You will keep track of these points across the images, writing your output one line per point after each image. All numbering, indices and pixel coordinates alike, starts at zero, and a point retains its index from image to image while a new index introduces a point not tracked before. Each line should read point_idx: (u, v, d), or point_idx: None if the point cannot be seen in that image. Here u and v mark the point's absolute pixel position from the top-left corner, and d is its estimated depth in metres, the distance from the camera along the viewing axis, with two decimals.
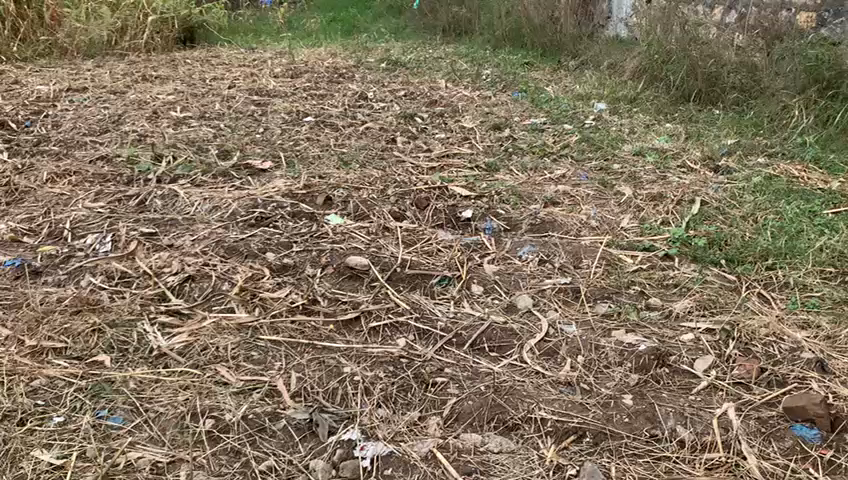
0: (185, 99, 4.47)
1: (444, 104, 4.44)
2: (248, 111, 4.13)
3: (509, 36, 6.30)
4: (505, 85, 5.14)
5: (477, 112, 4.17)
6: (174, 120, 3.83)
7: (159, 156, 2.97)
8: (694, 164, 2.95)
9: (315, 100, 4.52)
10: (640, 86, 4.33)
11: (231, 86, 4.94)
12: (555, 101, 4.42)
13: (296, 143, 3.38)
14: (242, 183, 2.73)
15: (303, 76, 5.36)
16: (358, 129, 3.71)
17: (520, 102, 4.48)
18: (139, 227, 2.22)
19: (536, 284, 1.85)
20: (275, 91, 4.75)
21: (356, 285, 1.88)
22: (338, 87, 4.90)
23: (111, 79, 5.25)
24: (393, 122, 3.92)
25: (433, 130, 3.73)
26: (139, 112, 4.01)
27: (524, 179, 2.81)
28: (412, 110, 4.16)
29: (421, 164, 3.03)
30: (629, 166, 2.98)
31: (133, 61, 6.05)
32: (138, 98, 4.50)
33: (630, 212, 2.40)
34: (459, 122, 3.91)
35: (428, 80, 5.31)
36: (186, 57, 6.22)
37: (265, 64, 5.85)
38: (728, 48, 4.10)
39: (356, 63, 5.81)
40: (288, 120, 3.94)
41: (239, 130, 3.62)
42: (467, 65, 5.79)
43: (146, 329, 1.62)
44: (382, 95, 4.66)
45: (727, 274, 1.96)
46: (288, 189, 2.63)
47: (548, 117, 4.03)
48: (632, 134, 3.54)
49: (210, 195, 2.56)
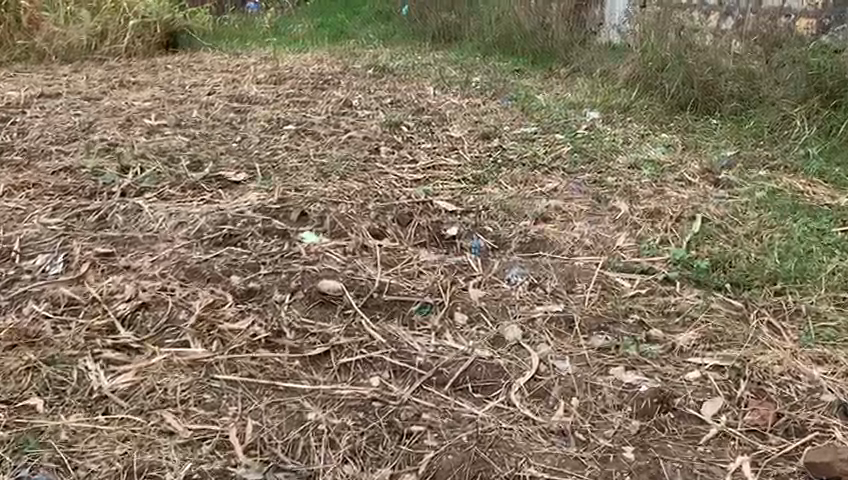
0: (162, 106, 4.29)
1: (432, 112, 4.28)
2: (227, 119, 3.97)
3: (500, 41, 6.16)
4: (496, 92, 4.99)
5: (466, 120, 4.02)
6: (148, 129, 3.66)
7: (126, 167, 2.80)
8: (693, 177, 2.80)
9: (297, 107, 4.36)
10: (634, 94, 4.19)
11: (211, 92, 4.78)
12: (546, 109, 4.27)
13: (274, 153, 3.21)
14: (213, 196, 2.56)
15: (287, 82, 5.20)
16: (340, 138, 3.55)
17: (510, 110, 4.33)
18: (95, 246, 2.05)
19: (526, 311, 1.69)
20: (257, 98, 4.59)
21: (327, 313, 1.71)
22: (323, 94, 4.75)
23: (88, 85, 5.07)
24: (378, 130, 3.76)
25: (419, 139, 3.57)
26: (112, 120, 3.84)
27: (514, 193, 2.65)
28: (398, 118, 4.00)
29: (405, 176, 2.87)
30: (624, 178, 2.82)
31: (112, 66, 5.88)
32: (113, 104, 4.33)
33: (626, 230, 2.24)
34: (447, 131, 3.76)
35: (416, 86, 5.16)
36: (167, 63, 6.05)
37: (249, 70, 5.68)
38: (725, 54, 3.96)
39: (343, 70, 5.65)
40: (268, 129, 3.77)
41: (214, 139, 3.46)
42: (457, 71, 5.64)
43: (87, 366, 1.47)
44: (367, 102, 4.50)
45: (734, 300, 1.80)
46: (261, 203, 2.46)
47: (539, 126, 3.87)
48: (627, 144, 3.39)
49: (176, 210, 2.39)
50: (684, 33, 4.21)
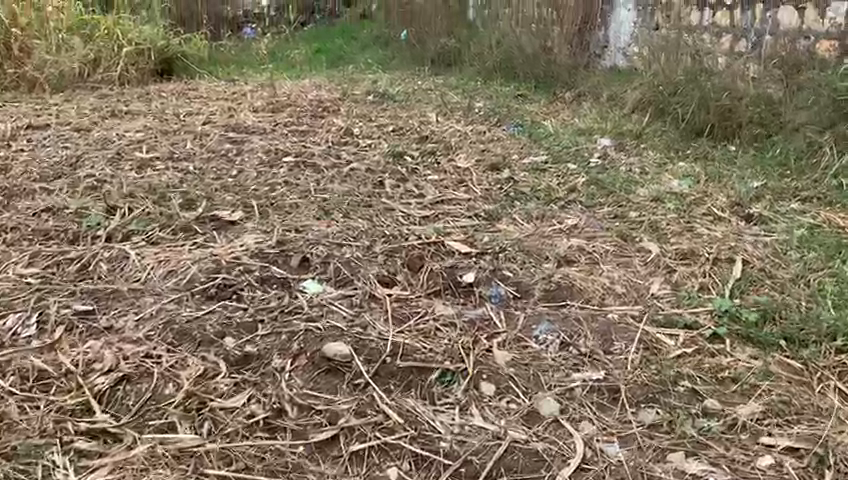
0: (155, 137, 4.11)
1: (436, 140, 4.10)
2: (222, 151, 3.78)
3: (500, 65, 5.95)
4: (500, 118, 4.81)
5: (473, 149, 3.84)
6: (139, 163, 3.47)
7: (112, 207, 2.60)
8: (722, 211, 2.60)
9: (296, 137, 4.18)
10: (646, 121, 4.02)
11: (206, 122, 4.60)
12: (555, 136, 4.10)
13: (271, 188, 3.03)
14: (205, 239, 2.36)
15: (285, 110, 5.02)
16: (341, 171, 3.36)
17: (517, 137, 4.15)
18: (73, 302, 1.86)
19: (562, 380, 1.50)
20: (253, 128, 4.41)
21: (334, 384, 1.50)
22: (322, 122, 4.57)
23: (78, 115, 4.90)
24: (381, 161, 3.57)
25: (425, 171, 3.38)
26: (101, 153, 3.66)
27: (532, 230, 2.45)
28: (401, 148, 3.81)
29: (413, 213, 2.67)
30: (647, 212, 2.63)
31: (105, 95, 5.71)
32: (104, 136, 4.15)
33: (660, 275, 2.05)
34: (453, 161, 3.56)
35: (418, 113, 4.99)
36: (162, 91, 5.88)
37: (246, 98, 5.51)
38: (742, 78, 3.81)
39: (342, 96, 5.48)
40: (265, 161, 3.58)
41: (208, 174, 3.27)
42: (458, 97, 5.48)
43: (56, 459, 1.31)
44: (369, 131, 4.31)
45: (794, 361, 1.59)
46: (257, 247, 2.26)
47: (549, 154, 3.69)
48: (645, 174, 3.20)
49: (166, 257, 2.20)
50: (696, 58, 4.09)
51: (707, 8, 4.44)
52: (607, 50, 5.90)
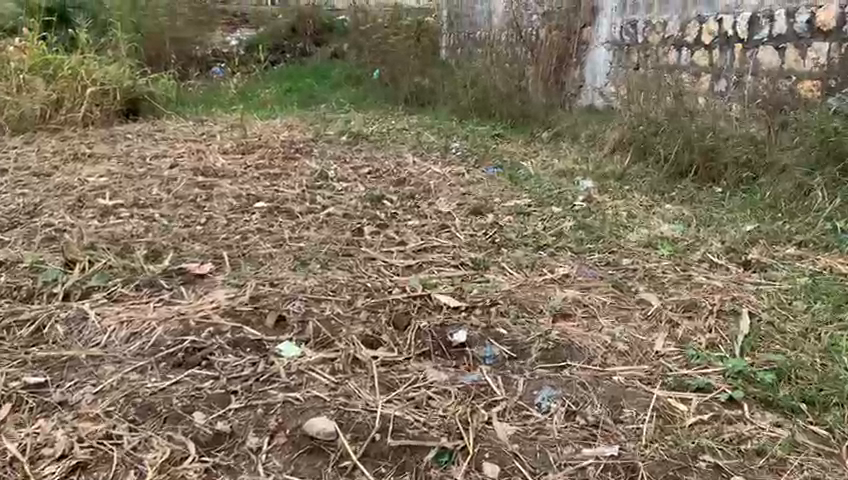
0: (119, 182, 3.94)
1: (414, 183, 3.98)
2: (191, 196, 3.62)
3: (475, 106, 5.86)
4: (478, 159, 4.72)
5: (453, 192, 3.72)
6: (102, 211, 3.29)
7: (71, 261, 2.41)
8: (718, 257, 2.52)
9: (268, 180, 4.03)
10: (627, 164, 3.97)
11: (174, 165, 4.43)
12: (536, 178, 4.01)
13: (243, 237, 2.87)
14: (172, 296, 2.19)
15: (255, 152, 4.88)
16: (317, 217, 3.21)
17: (496, 179, 4.05)
18: (23, 374, 1.66)
19: (571, 456, 1.38)
20: (224, 171, 4.25)
21: (318, 468, 1.35)
22: (295, 165, 4.43)
23: (38, 159, 4.70)
24: (358, 206, 3.43)
25: (405, 215, 3.25)
26: (61, 201, 3.47)
27: (522, 281, 2.32)
28: (378, 191, 3.69)
29: (395, 262, 2.53)
30: (641, 260, 2.52)
31: (67, 137, 5.51)
32: (65, 182, 3.97)
33: (663, 330, 1.93)
34: (433, 205, 3.44)
35: (393, 154, 4.89)
36: (127, 132, 5.71)
37: (216, 139, 5.36)
38: (723, 119, 3.79)
39: (315, 137, 5.36)
40: (236, 206, 3.42)
41: (176, 222, 3.10)
42: (434, 136, 5.40)
43: None
44: (344, 173, 4.19)
45: (820, 428, 1.48)
46: (228, 305, 2.09)
47: (532, 197, 3.59)
48: (633, 218, 3.11)
49: (128, 318, 2.01)
50: (678, 99, 4.16)
51: (686, 47, 4.61)
52: (583, 90, 6.01)
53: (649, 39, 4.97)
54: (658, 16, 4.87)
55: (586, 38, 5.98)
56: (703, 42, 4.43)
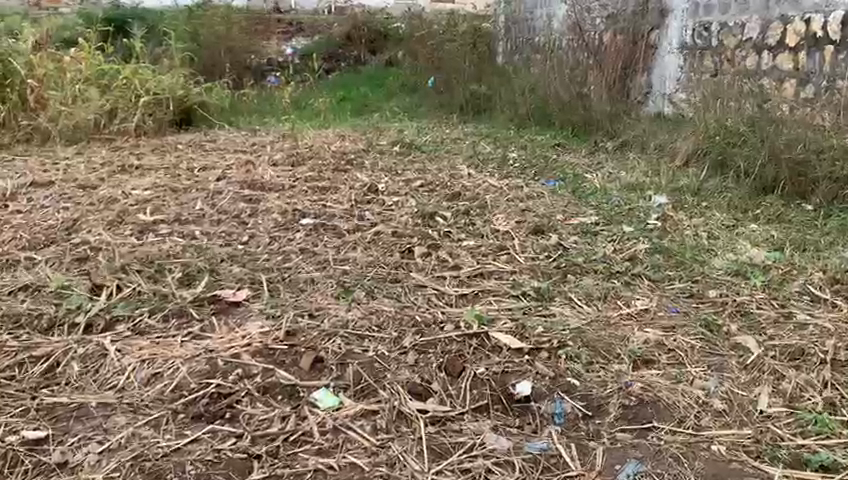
0: (163, 196, 3.79)
1: (470, 197, 3.72)
2: (234, 212, 3.43)
3: (534, 113, 5.67)
4: (538, 171, 4.43)
5: (511, 207, 3.45)
6: (141, 228, 3.13)
7: (97, 285, 2.23)
8: (821, 290, 2.19)
9: (316, 194, 3.83)
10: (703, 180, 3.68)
11: (220, 177, 4.28)
12: (601, 193, 3.71)
13: (284, 258, 2.66)
14: (202, 329, 1.98)
15: (305, 164, 4.70)
16: (365, 235, 2.98)
17: (558, 194, 3.76)
18: (26, 426, 1.50)
19: None
20: (270, 184, 4.07)
21: None
22: (345, 177, 4.22)
23: (87, 171, 4.61)
24: (409, 223, 3.19)
25: (459, 234, 3.00)
26: (101, 217, 3.32)
27: (594, 317, 2.03)
28: (431, 207, 3.44)
29: (448, 290, 2.28)
30: (729, 292, 2.22)
31: (118, 147, 5.44)
32: (109, 195, 3.84)
33: (768, 383, 1.63)
34: (491, 222, 3.18)
35: (447, 165, 4.64)
36: (179, 143, 5.61)
37: (266, 150, 5.20)
38: (814, 130, 3.44)
39: (366, 147, 5.15)
40: (280, 223, 3.22)
41: (216, 241, 2.92)
42: (490, 146, 5.14)
43: None
44: (395, 187, 3.96)
45: None
46: (260, 342, 1.85)
47: (598, 214, 3.29)
48: (715, 241, 2.79)
49: (151, 355, 1.81)
50: (760, 107, 3.89)
51: (768, 50, 4.24)
52: (649, 97, 5.55)
53: (725, 42, 4.60)
54: (736, 17, 4.49)
55: (649, 42, 5.49)
56: (787, 45, 4.06)
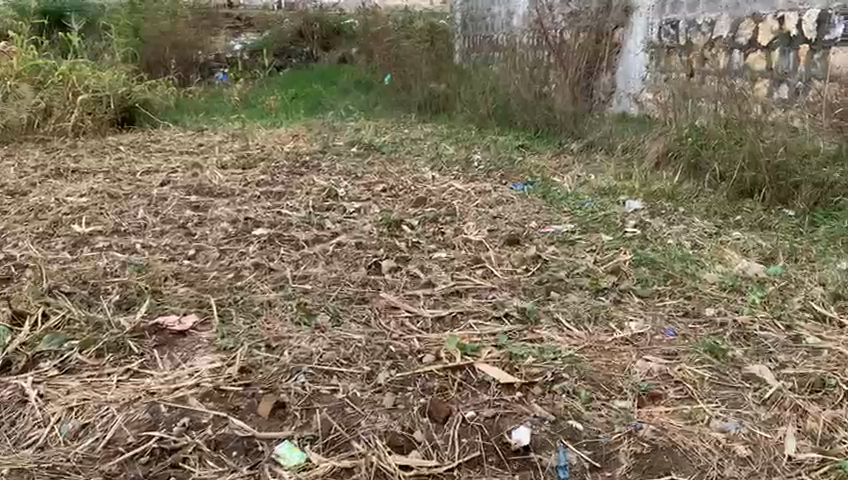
0: (101, 203, 3.47)
1: (435, 203, 3.50)
2: (180, 222, 3.15)
3: (496, 112, 5.45)
4: (504, 174, 4.24)
5: (481, 214, 3.24)
6: (75, 241, 2.82)
7: (19, 313, 1.94)
8: (826, 307, 2.03)
9: (270, 200, 3.56)
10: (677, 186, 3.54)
11: (165, 182, 3.97)
12: (572, 197, 3.53)
13: (237, 276, 2.40)
14: (141, 365, 1.71)
15: (258, 166, 4.41)
16: (326, 248, 2.73)
17: (528, 198, 3.57)
18: None
19: None
20: (220, 189, 3.78)
21: None
22: (300, 181, 3.96)
23: (17, 175, 4.25)
24: (374, 232, 2.96)
25: (428, 245, 2.78)
26: (29, 228, 3.00)
27: (587, 342, 1.83)
28: (396, 215, 3.21)
29: (423, 311, 2.05)
30: (728, 311, 2.04)
31: (53, 149, 5.06)
32: (40, 203, 3.50)
33: (793, 424, 1.45)
34: (461, 232, 2.96)
35: (408, 168, 4.41)
36: (120, 143, 5.25)
37: (214, 151, 4.89)
38: (792, 132, 3.32)
39: (322, 148, 4.88)
40: (232, 234, 2.95)
41: (160, 256, 2.63)
42: (452, 148, 4.93)
43: None
44: (355, 191, 3.71)
45: None
46: (211, 382, 1.60)
47: (573, 221, 3.11)
48: (701, 251, 2.63)
49: (80, 401, 1.54)
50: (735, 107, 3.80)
51: (739, 49, 4.15)
52: (614, 97, 5.43)
53: (693, 41, 4.52)
54: (705, 15, 4.41)
55: (614, 41, 5.37)
56: (760, 44, 3.96)
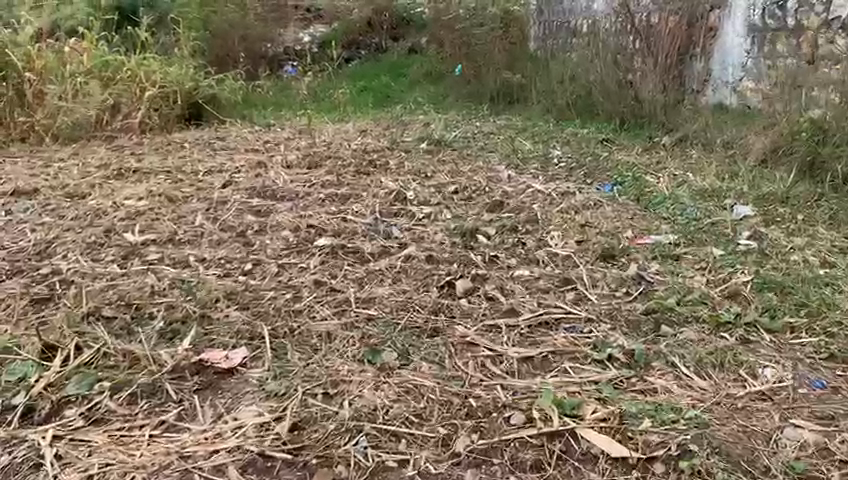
0: (159, 208, 3.28)
1: (513, 207, 3.17)
2: (237, 229, 2.92)
3: (576, 104, 5.13)
4: (588, 172, 3.87)
5: (566, 221, 2.89)
6: (126, 251, 2.63)
7: (50, 346, 1.72)
8: None
9: (335, 204, 3.31)
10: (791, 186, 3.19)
11: (226, 183, 3.76)
12: (670, 201, 3.14)
13: (295, 296, 2.14)
14: (177, 417, 1.46)
15: (323, 165, 4.17)
16: (394, 261, 2.45)
17: (618, 202, 3.21)
18: None
19: None
20: (282, 191, 3.55)
21: None
22: (368, 182, 3.69)
23: (80, 175, 4.13)
24: (446, 243, 2.66)
25: (507, 259, 2.45)
26: (82, 236, 2.82)
27: (714, 397, 1.51)
28: (471, 222, 2.90)
29: (506, 347, 1.73)
30: None
31: (120, 146, 4.96)
32: (97, 207, 3.34)
33: None
34: (545, 243, 2.63)
35: (482, 166, 4.09)
36: (186, 140, 5.11)
37: (279, 149, 4.68)
38: None
39: (390, 144, 4.61)
40: (292, 243, 2.70)
41: (213, 271, 2.40)
42: (529, 142, 4.58)
43: None
44: (426, 194, 3.42)
45: None
46: (255, 445, 1.34)
47: (675, 232, 2.74)
48: (836, 272, 2.24)
49: (101, 465, 1.31)
50: None
51: None
52: (709, 85, 4.87)
53: (805, 23, 4.10)
54: None
55: (710, 23, 4.80)
56: None
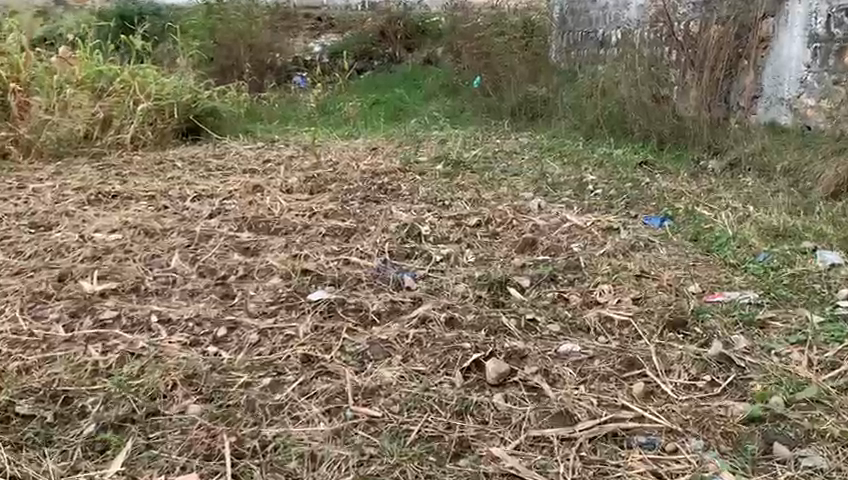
0: (131, 244, 2.80)
1: (549, 246, 2.67)
2: (218, 274, 2.42)
3: (607, 121, 4.50)
4: (630, 201, 3.35)
5: (616, 268, 2.38)
6: (78, 307, 2.13)
7: None
8: None
9: (338, 241, 2.81)
10: None
11: (215, 212, 3.28)
12: (737, 243, 2.62)
13: (275, 379, 1.63)
14: None
15: (328, 190, 3.68)
16: (407, 326, 1.95)
17: (674, 242, 2.69)
18: None
19: None
20: (277, 223, 3.05)
21: None
22: (377, 212, 3.19)
23: (54, 200, 3.65)
24: (471, 297, 2.15)
25: (549, 325, 1.95)
26: (30, 284, 2.33)
27: None
28: (499, 268, 2.39)
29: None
30: None
31: (107, 164, 4.48)
32: (61, 241, 2.86)
33: None
34: (593, 303, 2.12)
35: (508, 192, 3.59)
36: (179, 158, 4.63)
37: (280, 169, 4.19)
38: None
39: (404, 165, 4.11)
40: (281, 296, 2.19)
41: (178, 338, 1.89)
42: (558, 164, 4.07)
43: None
44: (444, 228, 2.91)
45: None
46: None
47: (753, 287, 2.22)
48: None
49: None
50: None
51: None
52: (758, 102, 4.33)
53: None
54: None
55: (761, 34, 4.26)
56: None
